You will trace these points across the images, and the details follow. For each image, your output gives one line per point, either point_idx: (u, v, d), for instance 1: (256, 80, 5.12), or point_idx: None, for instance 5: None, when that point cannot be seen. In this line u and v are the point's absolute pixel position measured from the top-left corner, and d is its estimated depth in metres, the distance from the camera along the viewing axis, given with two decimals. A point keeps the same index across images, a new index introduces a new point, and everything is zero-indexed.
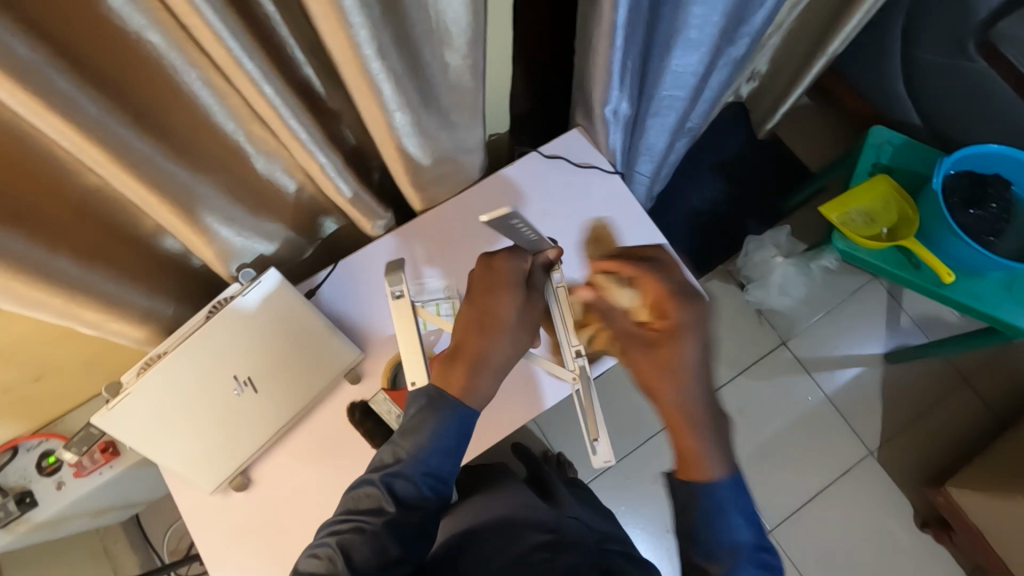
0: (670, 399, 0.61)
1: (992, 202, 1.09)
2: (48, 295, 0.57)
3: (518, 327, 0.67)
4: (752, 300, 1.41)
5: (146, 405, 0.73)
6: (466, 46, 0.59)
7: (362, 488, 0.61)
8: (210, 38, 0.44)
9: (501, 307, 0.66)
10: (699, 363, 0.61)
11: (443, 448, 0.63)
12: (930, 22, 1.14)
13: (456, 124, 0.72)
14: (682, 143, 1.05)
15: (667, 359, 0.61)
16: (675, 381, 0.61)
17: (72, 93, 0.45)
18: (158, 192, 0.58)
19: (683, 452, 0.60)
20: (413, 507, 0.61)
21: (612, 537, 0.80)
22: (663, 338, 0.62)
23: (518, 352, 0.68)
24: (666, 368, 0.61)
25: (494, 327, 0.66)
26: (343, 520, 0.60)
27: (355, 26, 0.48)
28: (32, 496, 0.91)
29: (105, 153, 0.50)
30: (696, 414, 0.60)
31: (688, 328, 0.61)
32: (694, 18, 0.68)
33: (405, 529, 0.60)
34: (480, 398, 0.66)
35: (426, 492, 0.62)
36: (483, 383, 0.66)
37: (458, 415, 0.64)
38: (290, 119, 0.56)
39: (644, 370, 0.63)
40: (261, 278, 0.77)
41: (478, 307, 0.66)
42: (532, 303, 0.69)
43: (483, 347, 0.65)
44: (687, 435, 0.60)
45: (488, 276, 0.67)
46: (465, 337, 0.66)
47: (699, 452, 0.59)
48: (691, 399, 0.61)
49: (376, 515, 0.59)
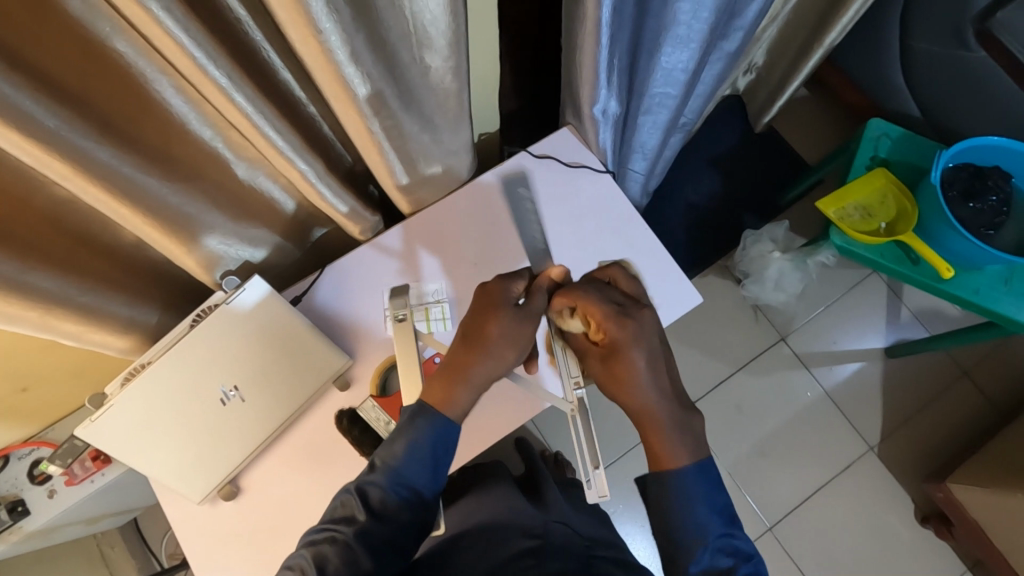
0: (630, 402, 0.59)
1: (992, 195, 1.07)
2: (21, 309, 0.56)
3: (509, 346, 0.63)
4: (749, 296, 1.40)
5: (130, 416, 0.72)
6: (447, 48, 0.57)
7: (339, 498, 0.62)
8: (174, 47, 0.43)
9: (492, 325, 0.63)
10: (648, 371, 0.59)
11: (415, 458, 0.61)
12: (929, 11, 1.12)
13: (440, 125, 0.70)
14: (676, 139, 1.04)
15: (619, 373, 0.59)
16: (632, 383, 0.58)
17: (32, 108, 0.43)
18: (131, 203, 0.57)
19: (651, 446, 0.59)
20: (387, 519, 0.59)
21: (602, 542, 0.79)
22: (609, 354, 0.60)
23: (506, 371, 0.64)
24: (621, 381, 0.59)
25: (481, 346, 0.63)
26: (320, 530, 0.60)
27: (326, 31, 0.47)
28: (23, 505, 0.90)
29: (71, 166, 0.49)
30: (661, 416, 0.58)
31: (629, 344, 0.58)
32: (682, 15, 0.67)
33: (377, 543, 0.59)
34: (463, 410, 0.63)
35: (400, 505, 0.60)
36: (462, 395, 0.63)
37: (432, 427, 0.61)
38: (266, 127, 0.55)
39: (603, 380, 0.61)
40: (246, 286, 0.75)
41: (472, 325, 0.64)
42: (526, 319, 0.64)
43: (466, 362, 0.63)
44: (654, 437, 0.58)
45: (483, 300, 0.65)
46: (456, 355, 0.64)
47: (666, 448, 0.58)
48: (650, 399, 0.58)
49: (348, 525, 0.59)
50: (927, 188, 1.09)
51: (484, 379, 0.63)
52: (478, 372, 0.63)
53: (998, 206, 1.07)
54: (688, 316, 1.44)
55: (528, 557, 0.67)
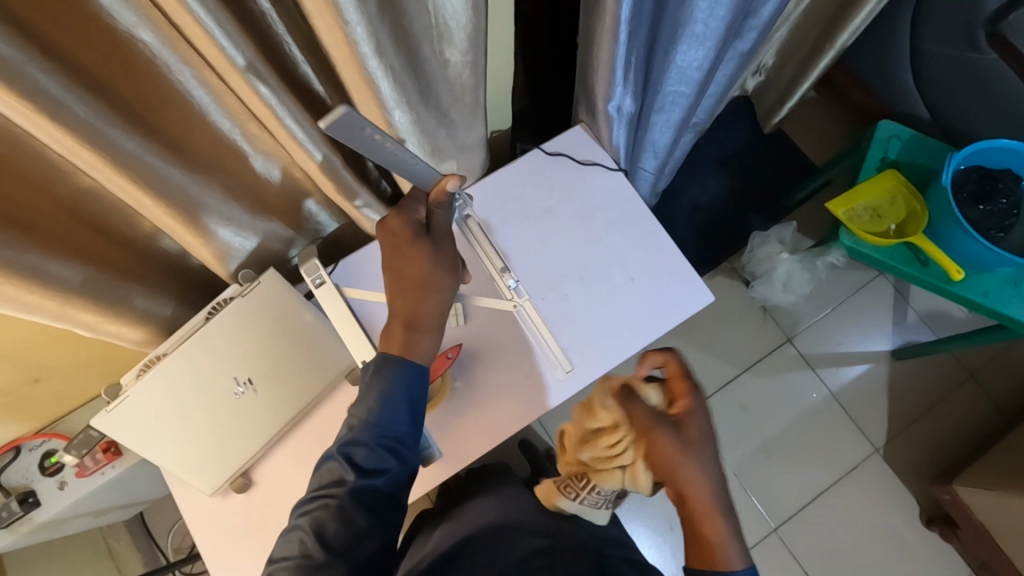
0: (694, 482, 0.58)
1: (1002, 197, 1.07)
2: (41, 298, 0.56)
3: (439, 277, 0.68)
4: (756, 296, 1.40)
5: (146, 407, 0.72)
6: (466, 43, 0.58)
7: (324, 463, 0.62)
8: (202, 37, 0.43)
9: (415, 264, 0.67)
10: (709, 445, 0.60)
11: (391, 408, 0.63)
12: (941, 13, 1.12)
13: (457, 121, 0.71)
14: (687, 139, 1.04)
15: (694, 441, 0.59)
16: (696, 460, 0.58)
17: (60, 93, 0.43)
18: (151, 192, 0.57)
19: (705, 541, 0.58)
20: (373, 472, 0.61)
21: (612, 541, 0.77)
22: (683, 419, 0.61)
23: (448, 300, 0.69)
24: (689, 447, 0.59)
25: (415, 287, 0.67)
26: (312, 498, 0.60)
27: (351, 23, 0.47)
28: (34, 496, 0.90)
29: (96, 152, 0.49)
30: (717, 505, 0.59)
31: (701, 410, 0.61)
32: (699, 12, 0.67)
33: (368, 497, 0.60)
34: (425, 354, 0.67)
35: (384, 455, 0.62)
36: (424, 340, 0.67)
37: (400, 375, 0.64)
38: (285, 118, 0.55)
39: (670, 454, 0.58)
40: (260, 279, 0.76)
41: (395, 269, 0.68)
42: (437, 241, 0.69)
43: (413, 305, 0.67)
44: (710, 525, 0.58)
45: (393, 232, 0.68)
46: (396, 299, 0.68)
47: (723, 539, 0.58)
48: (708, 490, 0.59)
49: (338, 487, 0.60)
50: (938, 189, 1.09)
51: (437, 317, 0.68)
52: (429, 311, 0.67)
53: (1008, 208, 1.07)
54: (695, 317, 1.44)
55: (540, 557, 0.67)
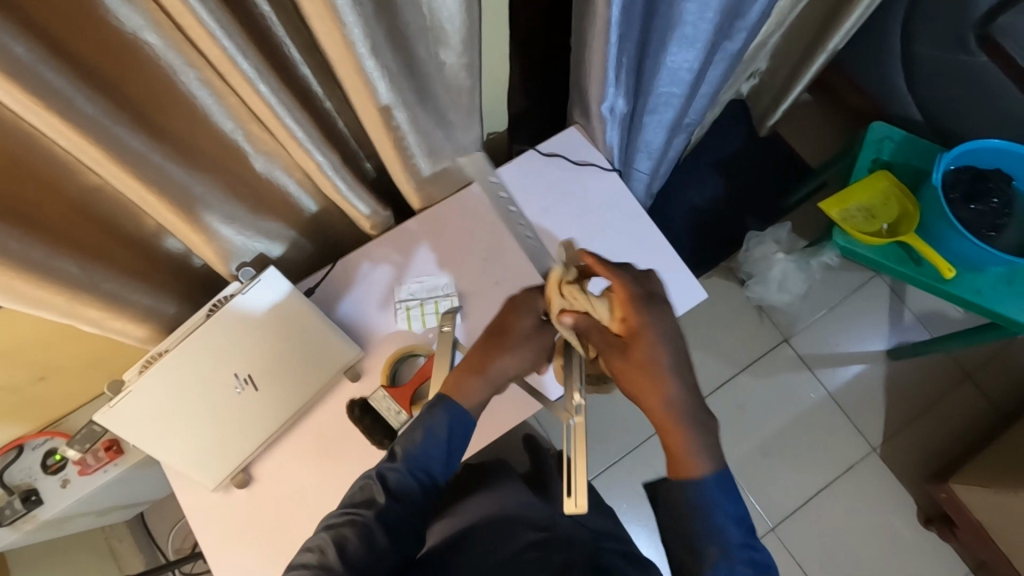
0: (653, 400, 0.59)
1: (994, 198, 1.08)
2: (48, 293, 0.58)
3: (524, 347, 0.67)
4: (752, 297, 1.41)
5: (147, 404, 0.73)
6: (462, 45, 0.59)
7: (360, 482, 0.64)
8: (206, 37, 0.45)
9: (514, 325, 0.67)
10: (673, 367, 0.59)
11: (434, 441, 0.64)
12: (931, 16, 1.14)
13: (453, 121, 0.72)
14: (680, 140, 1.05)
15: (644, 358, 0.59)
16: (657, 380, 0.59)
17: (69, 92, 0.45)
18: (156, 190, 0.59)
19: (672, 453, 0.60)
20: (404, 500, 0.62)
21: (607, 535, 0.78)
22: (630, 340, 0.60)
23: (521, 369, 0.69)
24: (647, 368, 0.59)
25: (499, 344, 0.67)
26: (339, 514, 0.61)
27: (349, 24, 0.48)
28: (37, 494, 0.91)
29: (104, 150, 0.51)
30: (682, 417, 0.59)
31: (651, 328, 0.59)
32: (688, 15, 0.69)
33: (395, 521, 0.61)
34: (474, 402, 0.67)
35: (417, 486, 0.63)
36: (476, 386, 0.67)
37: (451, 414, 0.65)
38: (287, 118, 0.57)
39: (632, 372, 0.60)
40: (260, 277, 0.77)
41: (498, 323, 0.68)
42: (548, 327, 0.68)
43: (487, 352, 0.67)
44: (673, 438, 0.59)
45: (514, 303, 0.68)
46: (475, 347, 0.68)
47: (686, 450, 0.59)
48: (674, 397, 0.59)
49: (367, 507, 0.61)
50: (930, 190, 1.10)
51: (497, 376, 0.67)
52: (496, 367, 0.67)
53: (999, 208, 1.09)
54: (692, 317, 1.45)
55: (534, 551, 0.67)
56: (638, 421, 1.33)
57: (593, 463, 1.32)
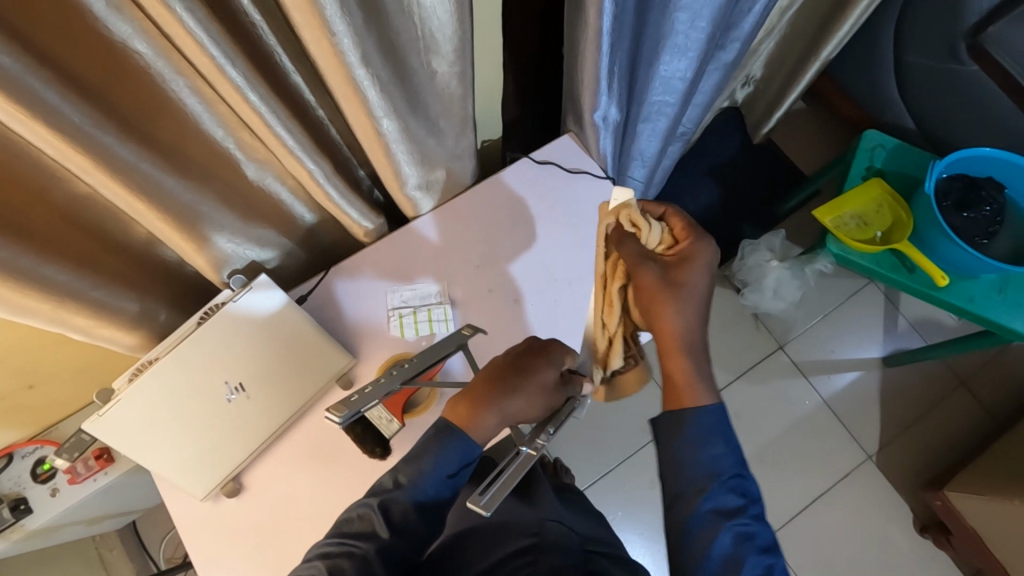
0: (673, 318, 0.62)
1: (986, 206, 1.08)
2: (36, 301, 0.57)
3: (539, 395, 0.65)
4: (747, 304, 1.41)
5: (136, 412, 0.72)
6: (453, 54, 0.59)
7: (357, 511, 0.60)
8: (193, 46, 0.45)
9: (535, 369, 0.65)
10: (702, 295, 0.64)
11: (441, 474, 0.61)
12: (922, 26, 1.15)
13: (445, 130, 0.72)
14: (674, 148, 1.06)
15: (682, 281, 0.64)
16: (682, 298, 0.63)
17: (55, 101, 0.45)
18: (145, 198, 0.59)
19: (673, 378, 0.62)
20: (405, 534, 0.60)
21: (599, 539, 0.77)
22: (677, 262, 0.66)
23: (530, 417, 0.65)
24: (680, 285, 0.64)
25: (519, 378, 0.64)
26: (336, 544, 0.58)
27: (338, 34, 0.48)
28: (26, 503, 0.91)
29: (90, 158, 0.50)
30: (691, 344, 0.62)
31: (700, 257, 0.65)
32: (680, 24, 0.69)
33: (395, 556, 0.58)
34: (482, 433, 0.63)
35: (421, 520, 0.60)
36: (486, 420, 0.63)
37: (462, 447, 0.62)
38: (277, 126, 0.57)
39: (656, 288, 0.64)
40: (252, 285, 0.77)
41: (517, 360, 0.65)
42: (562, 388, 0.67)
43: (505, 387, 0.63)
44: (682, 363, 0.62)
45: (540, 348, 0.67)
46: (490, 380, 0.64)
47: (687, 377, 0.61)
48: (682, 324, 0.63)
49: (367, 540, 0.58)
50: (922, 197, 1.10)
51: (511, 416, 0.63)
52: (510, 406, 0.63)
53: (991, 216, 1.09)
54: None
55: (523, 556, 0.65)
56: (632, 428, 1.33)
57: (588, 470, 1.32)
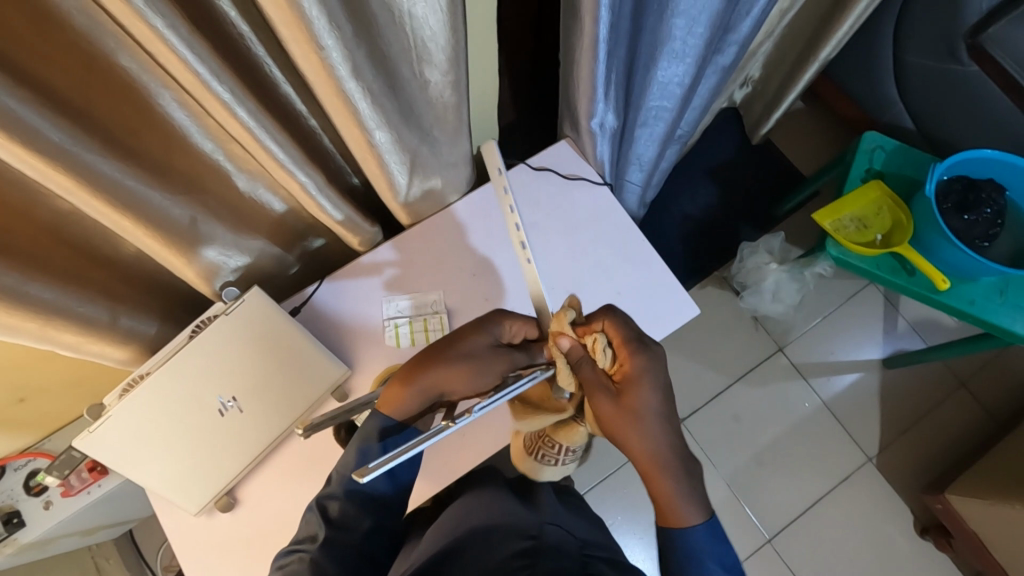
0: (639, 445, 0.60)
1: (986, 207, 1.07)
2: (21, 320, 0.56)
3: (471, 363, 0.65)
4: (746, 307, 1.40)
5: (128, 428, 0.72)
6: (446, 63, 0.58)
7: (305, 515, 0.65)
8: (177, 62, 0.43)
9: (463, 342, 0.66)
10: (659, 410, 0.61)
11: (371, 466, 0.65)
12: (921, 27, 1.14)
13: (438, 138, 0.71)
14: (672, 151, 1.05)
15: (631, 406, 0.60)
16: (639, 429, 0.60)
17: (35, 121, 0.44)
18: (130, 213, 0.57)
19: (659, 500, 0.60)
20: (348, 528, 0.64)
21: (596, 544, 0.75)
22: (624, 387, 0.60)
23: (467, 389, 0.66)
24: (633, 413, 0.60)
25: (444, 351, 0.66)
26: (287, 553, 0.63)
27: (327, 48, 0.47)
28: (19, 517, 0.90)
29: (74, 177, 0.49)
30: (664, 463, 0.60)
31: (642, 377, 0.60)
32: (677, 30, 0.68)
33: (342, 551, 0.63)
34: (406, 411, 0.67)
35: (358, 513, 0.65)
36: (408, 396, 0.66)
37: (383, 426, 0.66)
38: (266, 140, 0.56)
39: (612, 415, 0.60)
40: (244, 296, 0.76)
41: (449, 336, 0.68)
42: (500, 355, 0.66)
43: (426, 360, 0.66)
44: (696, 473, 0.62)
45: (479, 321, 0.68)
46: (418, 356, 0.67)
47: (672, 500, 0.59)
48: (657, 448, 0.60)
49: (312, 542, 0.62)
50: (922, 200, 1.09)
51: (433, 387, 0.66)
52: (430, 376, 0.65)
53: (992, 218, 1.08)
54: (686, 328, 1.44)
55: (520, 560, 0.64)
56: None
57: (587, 475, 1.31)
